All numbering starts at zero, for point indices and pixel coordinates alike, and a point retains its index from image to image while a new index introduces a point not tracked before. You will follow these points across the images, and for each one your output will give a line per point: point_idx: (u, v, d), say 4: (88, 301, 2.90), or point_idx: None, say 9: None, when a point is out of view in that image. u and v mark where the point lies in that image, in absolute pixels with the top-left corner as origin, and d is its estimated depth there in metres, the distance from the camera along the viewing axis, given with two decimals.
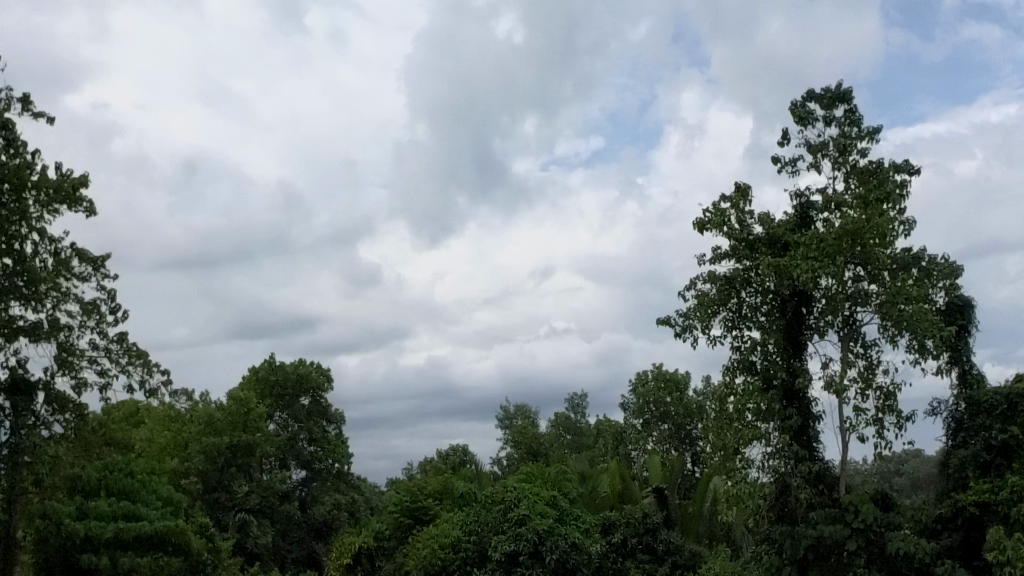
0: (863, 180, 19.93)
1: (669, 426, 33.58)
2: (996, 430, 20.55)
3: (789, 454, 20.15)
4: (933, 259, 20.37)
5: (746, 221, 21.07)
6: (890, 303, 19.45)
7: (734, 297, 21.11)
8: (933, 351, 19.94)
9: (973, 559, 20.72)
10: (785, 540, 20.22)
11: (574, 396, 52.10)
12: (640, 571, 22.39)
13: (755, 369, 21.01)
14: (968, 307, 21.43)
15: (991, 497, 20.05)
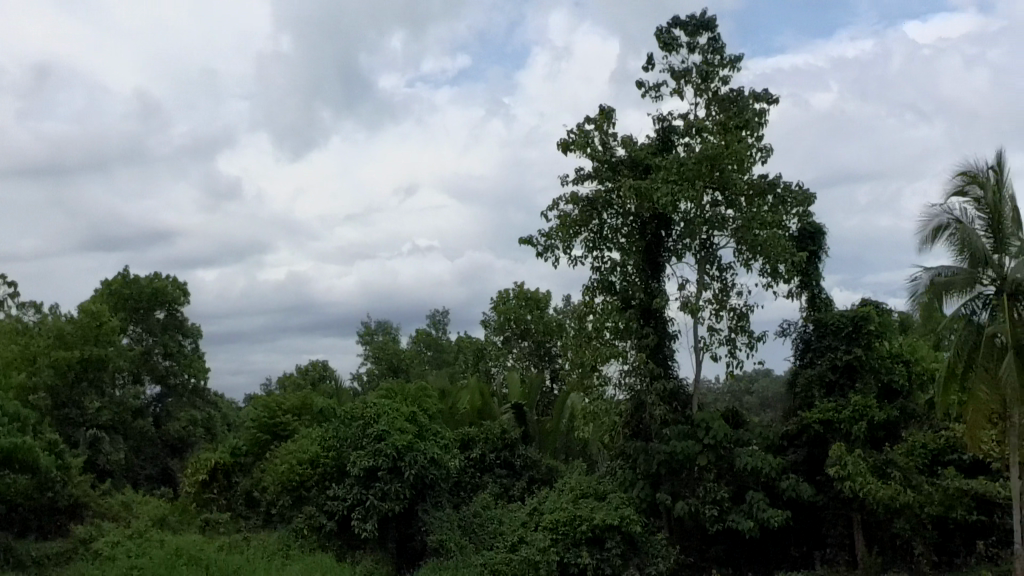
0: (724, 107, 20.29)
1: (530, 343, 33.88)
2: (841, 351, 21.36)
3: (645, 372, 20.76)
4: (787, 186, 21.00)
5: (610, 143, 21.25)
6: (746, 227, 20.06)
7: (596, 218, 21.29)
8: (785, 276, 20.71)
9: (815, 474, 21.85)
10: (640, 455, 20.83)
11: (436, 312, 52.18)
12: (498, 486, 22.81)
13: (614, 290, 21.40)
14: (819, 234, 22.15)
15: (835, 416, 20.80)
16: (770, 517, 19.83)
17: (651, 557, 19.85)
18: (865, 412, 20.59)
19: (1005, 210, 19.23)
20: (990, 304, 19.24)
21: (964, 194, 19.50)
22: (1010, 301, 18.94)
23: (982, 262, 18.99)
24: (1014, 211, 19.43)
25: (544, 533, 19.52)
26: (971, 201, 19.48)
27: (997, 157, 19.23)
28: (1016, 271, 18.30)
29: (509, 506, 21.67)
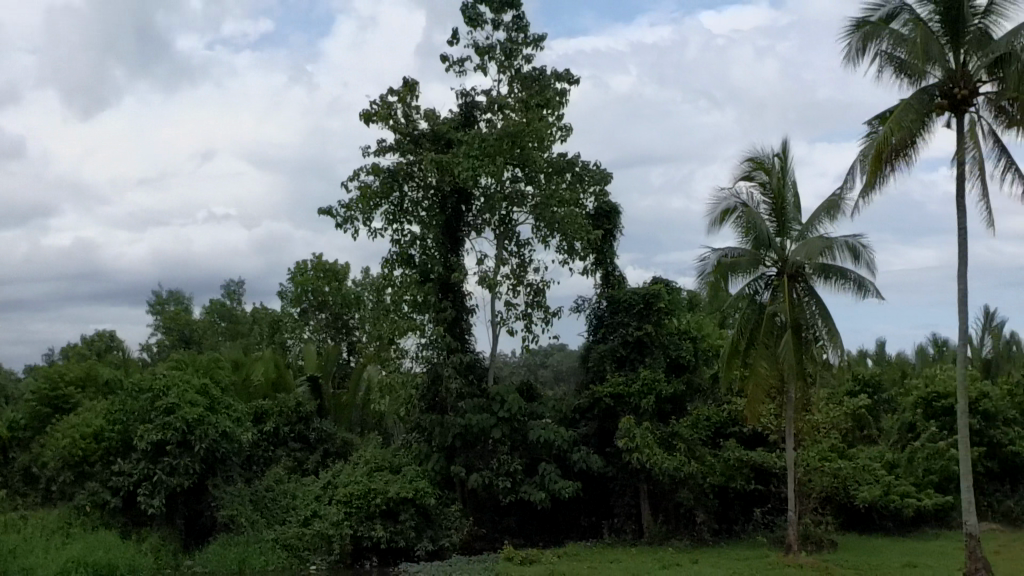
0: (526, 85, 20.66)
1: (327, 315, 33.51)
2: (633, 327, 22.03)
3: (442, 345, 20.98)
4: (586, 165, 21.85)
5: (412, 116, 21.27)
6: (545, 204, 20.57)
7: (396, 191, 21.23)
8: (581, 253, 21.66)
9: (606, 446, 22.56)
10: (435, 428, 20.80)
11: (230, 282, 50.91)
12: (293, 461, 22.56)
13: (413, 263, 21.48)
14: (614, 214, 22.90)
15: (625, 389, 21.46)
16: (561, 488, 20.71)
17: (443, 529, 20.31)
18: (653, 387, 21.33)
19: (787, 196, 20.12)
20: (771, 284, 20.18)
21: (751, 179, 20.36)
22: (789, 282, 19.93)
23: (766, 245, 19.86)
24: (795, 197, 20.33)
25: (338, 506, 19.26)
26: (757, 186, 20.36)
27: (782, 145, 20.17)
28: (795, 253, 19.25)
29: (303, 480, 21.43)
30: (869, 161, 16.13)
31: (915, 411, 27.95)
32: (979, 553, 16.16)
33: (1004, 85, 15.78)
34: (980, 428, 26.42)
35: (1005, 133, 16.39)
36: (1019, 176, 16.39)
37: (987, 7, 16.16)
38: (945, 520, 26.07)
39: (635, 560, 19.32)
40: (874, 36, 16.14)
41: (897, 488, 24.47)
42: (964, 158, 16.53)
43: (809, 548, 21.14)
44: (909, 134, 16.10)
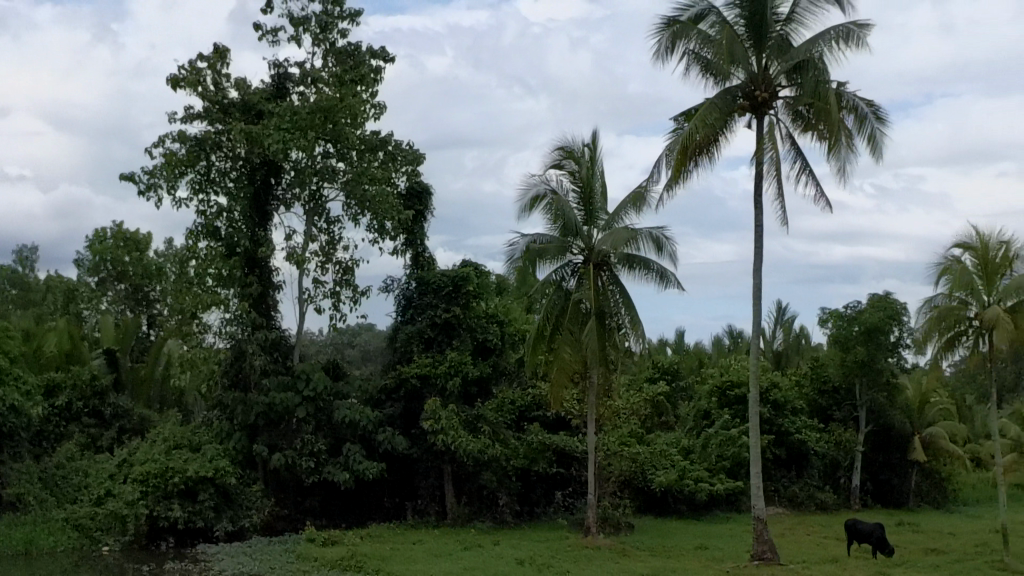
0: (340, 60, 21.48)
1: (126, 286, 32.25)
2: (441, 309, 22.07)
3: (246, 320, 20.54)
4: (397, 145, 22.49)
5: (222, 84, 20.84)
6: (356, 181, 21.10)
7: (203, 160, 20.60)
8: (390, 233, 22.09)
9: (411, 427, 22.53)
10: (237, 406, 20.38)
11: (22, 248, 48.35)
12: (85, 437, 21.62)
13: (219, 236, 20.92)
14: (426, 195, 23.11)
15: (432, 370, 21.47)
16: (365, 469, 20.64)
17: (244, 509, 19.88)
18: (459, 368, 21.47)
19: (595, 185, 20.48)
20: (578, 271, 20.52)
21: (561, 168, 20.55)
22: (595, 270, 20.35)
23: (573, 233, 20.18)
24: (602, 186, 20.74)
25: (133, 485, 18.44)
26: (566, 174, 20.59)
27: (592, 136, 20.52)
28: (602, 243, 19.58)
29: (96, 458, 20.58)
30: (675, 156, 16.61)
31: (709, 399, 28.99)
32: (766, 536, 16.87)
33: (802, 91, 16.56)
34: (770, 416, 27.65)
35: (800, 136, 17.20)
36: (811, 178, 17.28)
37: (789, 14, 16.81)
38: (734, 504, 27.35)
39: (437, 542, 19.37)
40: (683, 36, 16.54)
41: (691, 473, 25.35)
42: (762, 158, 17.22)
43: (607, 530, 21.69)
44: (712, 132, 16.67)
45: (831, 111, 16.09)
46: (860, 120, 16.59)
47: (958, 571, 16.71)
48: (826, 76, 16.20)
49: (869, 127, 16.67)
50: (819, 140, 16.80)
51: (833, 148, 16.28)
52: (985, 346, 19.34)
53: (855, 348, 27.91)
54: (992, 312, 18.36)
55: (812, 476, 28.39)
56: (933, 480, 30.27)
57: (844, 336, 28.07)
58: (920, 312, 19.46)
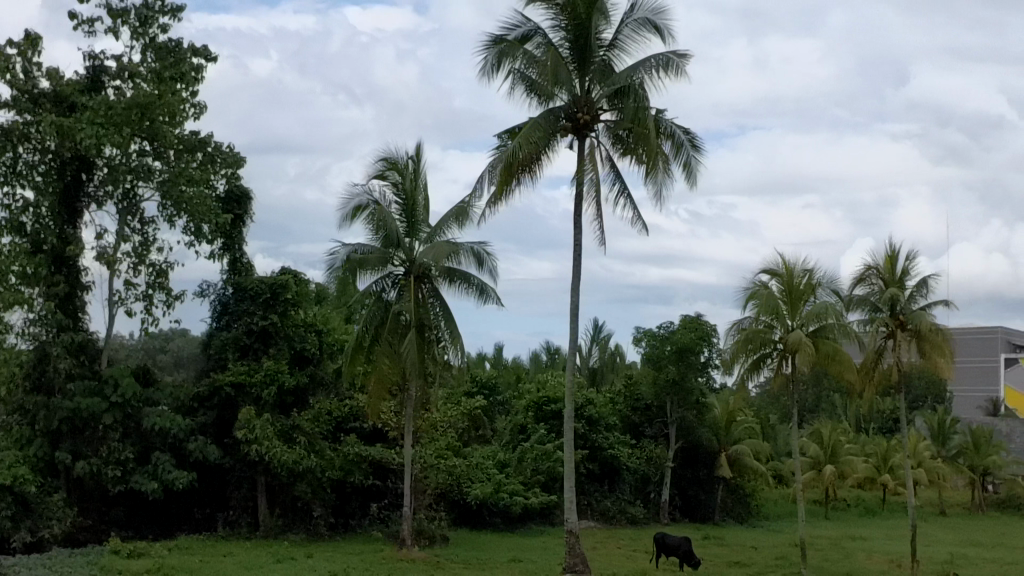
0: (160, 55, 20.90)
1: None
2: (258, 316, 21.66)
3: (52, 322, 19.66)
4: (217, 147, 22.00)
5: (32, 73, 19.98)
6: (172, 182, 20.57)
7: (10, 151, 19.64)
8: (207, 236, 21.57)
9: (223, 436, 21.99)
10: (39, 410, 19.48)
11: None
12: None
13: (24, 232, 19.91)
14: (245, 199, 22.72)
15: (247, 379, 21.05)
16: (175, 479, 20.11)
17: (44, 519, 18.95)
18: (275, 377, 21.11)
19: (418, 197, 20.51)
20: (399, 283, 20.46)
21: (384, 178, 20.46)
22: (415, 282, 20.36)
23: (395, 244, 20.14)
24: (425, 199, 20.78)
25: None
26: (389, 185, 20.52)
27: (417, 147, 20.54)
28: (424, 255, 19.60)
29: None
30: (499, 173, 16.79)
31: (526, 413, 29.32)
32: (579, 548, 17.16)
33: (622, 115, 17.01)
34: (584, 432, 28.17)
35: (619, 159, 17.66)
36: (629, 202, 17.76)
37: (612, 39, 17.23)
38: (547, 518, 27.74)
39: (249, 554, 18.95)
40: (510, 55, 16.72)
41: (506, 486, 25.58)
42: (583, 179, 17.58)
43: (422, 543, 21.63)
44: (535, 150, 16.93)
45: (650, 137, 16.59)
46: (677, 147, 17.23)
47: None
48: (646, 102, 16.69)
49: (685, 155, 17.27)
50: (637, 164, 17.28)
51: (651, 172, 16.82)
52: (787, 368, 20.20)
53: (666, 367, 28.77)
54: (795, 336, 19.21)
55: (623, 491, 29.06)
56: (737, 496, 31.39)
57: (656, 354, 28.90)
58: (727, 333, 20.18)
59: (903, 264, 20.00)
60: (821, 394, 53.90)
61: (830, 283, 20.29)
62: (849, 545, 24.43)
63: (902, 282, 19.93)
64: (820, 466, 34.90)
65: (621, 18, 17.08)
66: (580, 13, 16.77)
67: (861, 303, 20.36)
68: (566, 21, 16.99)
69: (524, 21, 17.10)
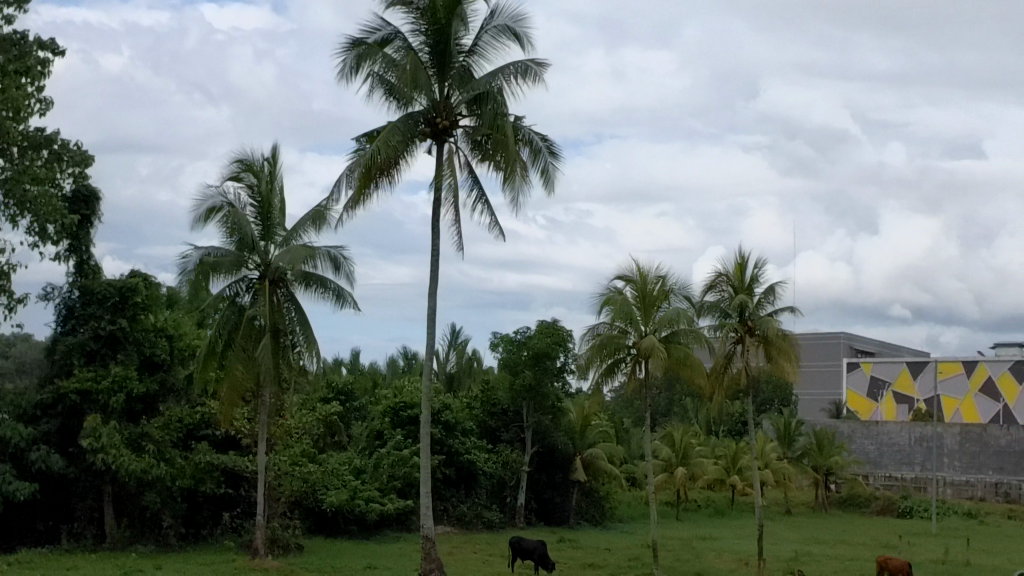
0: (4, 47, 20.10)
1: None
2: (106, 321, 20.99)
3: None
4: (64, 145, 21.26)
5: None
6: (15, 181, 19.76)
7: None
8: (52, 238, 20.80)
9: (68, 446, 21.25)
10: None
11: None
12: None
13: None
14: (93, 199, 21.98)
15: (93, 386, 20.39)
16: (16, 489, 19.33)
17: None
18: (123, 384, 20.62)
19: (274, 200, 20.19)
20: (253, 287, 20.10)
21: (239, 181, 20.10)
22: (270, 286, 20.03)
23: (249, 248, 19.78)
24: (281, 202, 20.47)
25: None
26: (244, 188, 20.17)
27: (272, 150, 20.22)
28: (279, 259, 19.29)
29: None
30: (357, 177, 16.65)
31: (383, 419, 29.18)
32: (434, 554, 17.12)
33: (481, 121, 17.08)
34: (441, 437, 28.13)
35: (478, 165, 17.73)
36: (487, 208, 17.84)
37: (471, 46, 17.26)
38: (404, 524, 27.61)
39: (93, 567, 18.35)
40: (369, 58, 16.60)
41: (362, 493, 25.37)
42: (441, 184, 17.57)
43: (275, 551, 21.26)
44: (393, 154, 16.84)
45: (509, 144, 16.70)
46: (534, 153, 17.38)
47: None
48: (505, 109, 16.80)
49: (543, 161, 17.43)
50: (495, 171, 17.37)
51: (508, 178, 16.95)
52: (641, 372, 20.57)
53: (523, 371, 28.99)
54: (648, 341, 19.59)
55: (479, 496, 29.12)
56: (592, 498, 31.83)
57: (512, 359, 29.11)
58: (583, 339, 20.43)
59: (752, 271, 20.57)
60: (674, 397, 55.12)
61: (682, 290, 20.74)
62: (699, 545, 25.01)
63: (751, 289, 20.50)
64: (671, 469, 35.62)
65: (481, 25, 17.15)
66: (439, 18, 16.76)
67: (711, 310, 20.88)
68: (425, 26, 16.96)
69: (384, 25, 17.01)
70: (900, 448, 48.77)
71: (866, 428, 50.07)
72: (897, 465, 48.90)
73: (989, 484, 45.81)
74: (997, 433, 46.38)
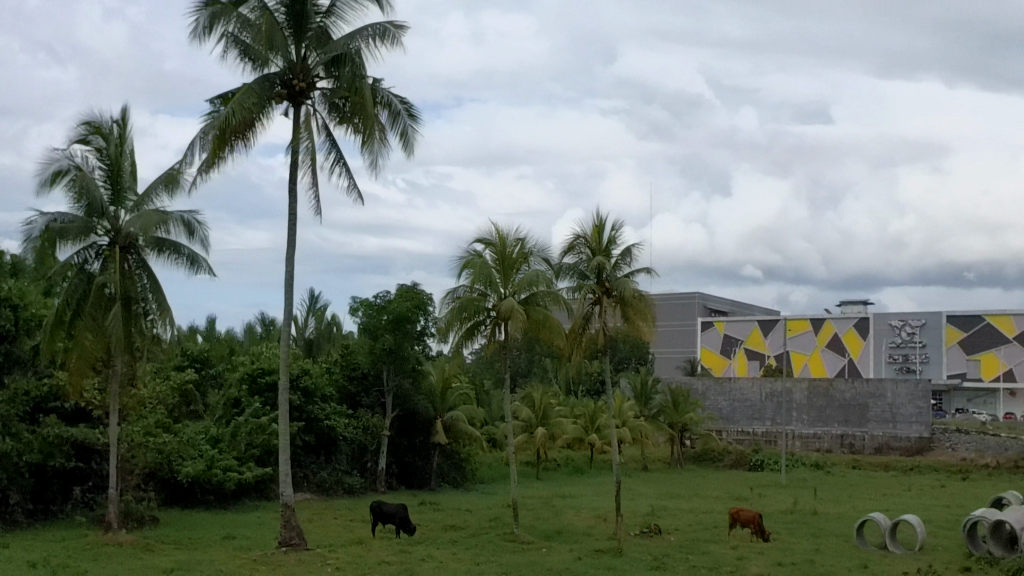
0: None
1: None
2: None
3: None
4: None
5: None
6: None
7: None
8: None
9: None
10: None
11: None
12: None
13: None
14: None
15: None
16: None
17: None
18: None
19: (124, 163, 19.49)
20: (102, 254, 19.40)
21: (87, 144, 19.29)
22: (121, 253, 19.38)
23: (98, 213, 19.06)
24: (131, 166, 19.77)
25: None
26: (92, 150, 19.36)
27: (122, 111, 19.49)
28: (130, 224, 18.62)
29: None
30: (212, 140, 16.18)
31: (239, 387, 28.56)
32: (294, 522, 17.00)
33: (339, 84, 16.78)
34: (299, 403, 27.77)
35: (336, 127, 17.45)
36: (346, 170, 17.60)
37: (329, 6, 16.93)
38: (263, 492, 27.24)
39: None
40: (223, 17, 16.06)
41: (219, 462, 24.92)
42: (298, 147, 17.23)
43: (129, 525, 20.67)
44: (249, 117, 16.38)
45: (368, 107, 16.46)
46: (393, 116, 17.18)
47: (474, 546, 17.79)
48: (363, 71, 16.53)
49: (402, 124, 17.24)
50: (354, 133, 17.12)
51: (367, 141, 16.76)
52: (500, 335, 20.65)
53: (383, 336, 28.81)
54: (508, 304, 19.65)
55: (339, 461, 28.93)
56: (453, 461, 31.96)
57: (372, 324, 28.89)
58: (442, 302, 20.39)
59: (609, 233, 20.76)
60: (531, 358, 55.53)
61: (542, 252, 20.85)
62: (559, 503, 25.37)
63: (608, 250, 20.68)
64: (532, 429, 35.86)
65: None
66: None
67: (570, 272, 20.98)
68: None
69: None
70: (751, 404, 50.31)
71: (719, 385, 51.42)
72: (748, 420, 50.44)
73: (835, 437, 47.83)
74: (842, 387, 48.24)
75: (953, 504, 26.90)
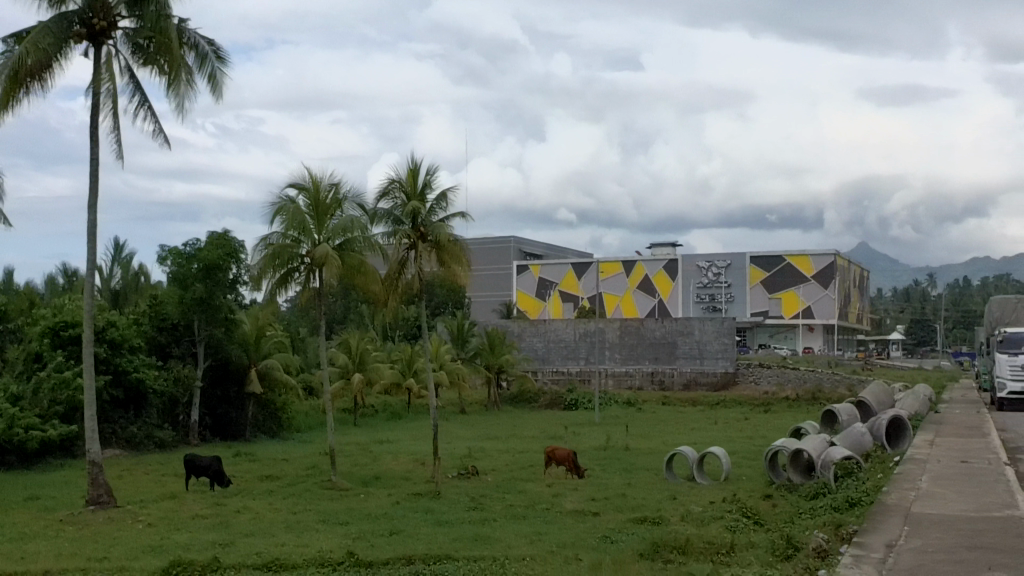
0: None
1: None
2: None
3: None
4: None
5: None
6: None
7: None
8: None
9: None
10: None
11: None
12: None
13: None
14: None
15: None
16: None
17: None
18: None
19: None
20: None
21: None
22: None
23: None
24: None
25: None
26: None
27: None
28: None
29: None
30: (4, 81, 15.21)
31: (40, 341, 27.16)
32: (102, 479, 16.47)
33: (142, 24, 16.06)
34: (105, 356, 26.61)
35: (140, 69, 16.73)
36: (151, 114, 16.91)
37: None
38: (68, 450, 26.21)
39: None
40: None
41: (20, 420, 23.82)
42: (99, 89, 16.38)
43: None
44: (45, 58, 15.46)
45: (173, 48, 15.84)
46: (200, 59, 16.57)
47: (290, 495, 17.59)
48: (168, 11, 15.92)
49: (210, 67, 16.67)
50: (159, 75, 16.47)
51: (174, 84, 16.18)
52: (315, 282, 20.42)
53: (193, 285, 28.01)
54: (322, 250, 19.40)
55: (149, 415, 28.01)
56: (268, 411, 31.62)
57: (181, 273, 28.04)
58: (255, 249, 19.88)
59: (424, 178, 20.55)
60: (348, 302, 54.98)
61: (356, 197, 20.60)
62: (376, 448, 25.35)
63: (423, 195, 20.44)
64: (348, 375, 35.67)
65: None
66: None
67: (385, 218, 20.55)
68: None
69: None
70: (565, 344, 51.32)
71: (534, 326, 52.14)
72: (562, 360, 51.42)
73: (646, 374, 49.36)
74: (652, 326, 49.71)
75: (754, 436, 28.14)
